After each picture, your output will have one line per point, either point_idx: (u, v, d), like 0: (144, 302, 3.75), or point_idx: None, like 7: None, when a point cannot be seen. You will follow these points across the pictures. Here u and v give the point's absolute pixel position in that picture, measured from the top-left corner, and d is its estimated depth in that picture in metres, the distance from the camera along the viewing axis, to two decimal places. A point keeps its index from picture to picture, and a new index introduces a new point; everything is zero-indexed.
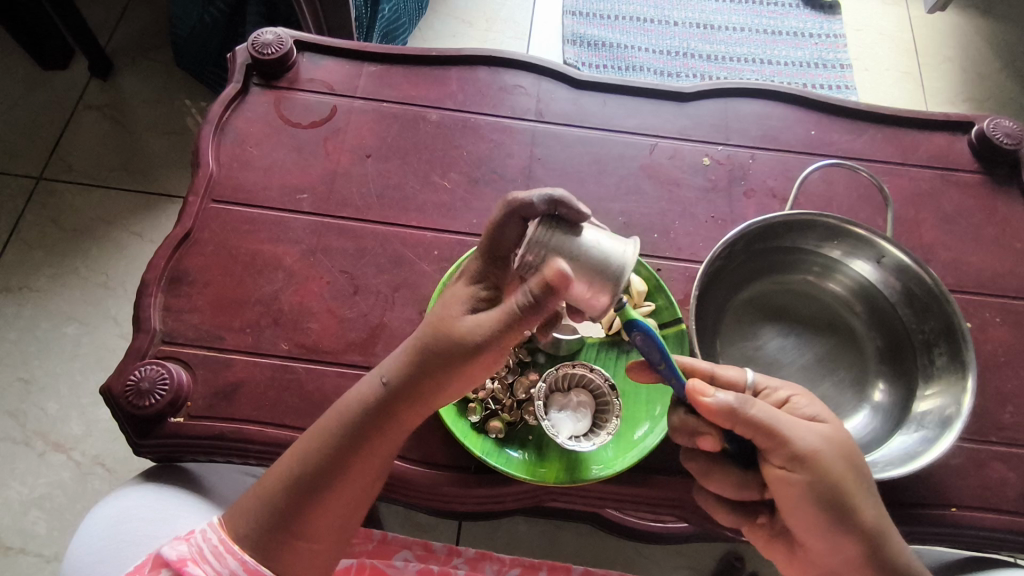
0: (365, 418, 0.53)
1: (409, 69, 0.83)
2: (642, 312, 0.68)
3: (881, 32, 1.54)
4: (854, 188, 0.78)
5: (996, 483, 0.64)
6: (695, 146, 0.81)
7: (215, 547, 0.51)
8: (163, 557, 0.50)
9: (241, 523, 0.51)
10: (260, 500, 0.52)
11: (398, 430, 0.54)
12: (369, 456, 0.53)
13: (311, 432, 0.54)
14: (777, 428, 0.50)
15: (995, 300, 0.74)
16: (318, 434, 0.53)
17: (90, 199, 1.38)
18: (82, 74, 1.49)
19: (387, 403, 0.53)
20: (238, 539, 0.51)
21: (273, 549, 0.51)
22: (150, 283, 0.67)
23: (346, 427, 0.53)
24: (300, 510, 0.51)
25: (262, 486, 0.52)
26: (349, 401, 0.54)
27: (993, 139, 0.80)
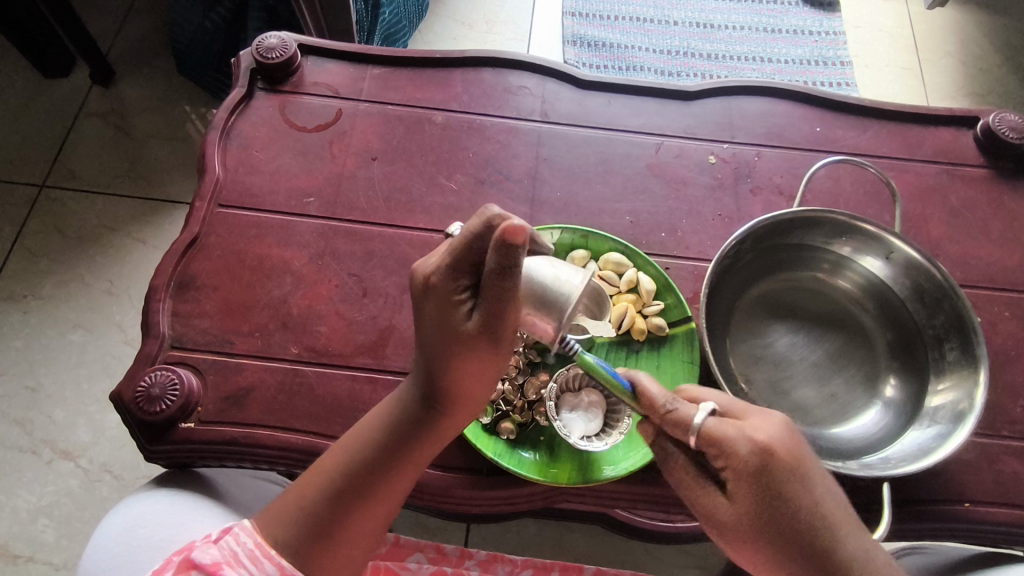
0: (412, 420, 0.54)
1: (414, 72, 0.83)
2: (650, 312, 0.68)
3: (881, 28, 1.54)
4: (861, 184, 0.78)
5: (1009, 478, 0.64)
6: (700, 144, 0.80)
7: (251, 552, 0.48)
8: (195, 561, 0.46)
9: (274, 524, 0.50)
10: (298, 503, 0.51)
11: (440, 434, 0.56)
12: (413, 458, 0.54)
13: (357, 435, 0.54)
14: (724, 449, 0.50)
15: (1004, 294, 0.73)
16: (367, 433, 0.54)
17: (94, 206, 1.38)
18: (84, 81, 1.49)
19: (431, 406, 0.54)
20: (271, 544, 0.49)
21: (309, 554, 0.50)
22: (158, 288, 0.67)
23: (396, 425, 0.54)
24: (343, 510, 0.51)
25: (301, 491, 0.51)
26: (401, 403, 0.55)
27: (999, 132, 0.80)
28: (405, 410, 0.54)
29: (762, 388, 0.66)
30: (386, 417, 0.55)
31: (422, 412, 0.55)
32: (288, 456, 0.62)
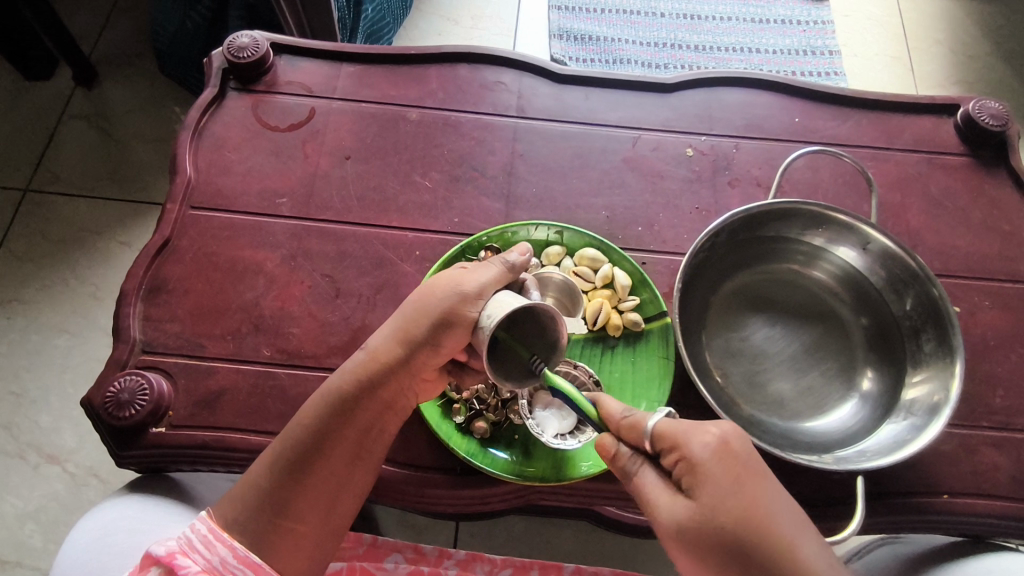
0: (349, 400, 0.54)
1: (388, 69, 0.82)
2: (626, 307, 0.68)
3: (869, 17, 1.53)
4: (840, 175, 0.77)
5: (988, 469, 0.64)
6: (678, 137, 0.80)
7: (204, 537, 0.50)
8: (152, 554, 0.49)
9: (232, 507, 0.52)
10: (247, 484, 0.52)
11: (381, 410, 0.55)
12: (355, 436, 0.54)
13: (301, 417, 0.54)
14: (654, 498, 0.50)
15: (984, 284, 0.73)
16: (307, 415, 0.54)
17: (78, 209, 1.38)
18: (68, 84, 1.48)
19: (374, 381, 0.55)
20: (227, 527, 0.51)
21: (259, 535, 0.51)
22: (129, 292, 0.67)
23: (334, 408, 0.54)
24: (287, 492, 0.52)
25: (253, 477, 0.52)
26: (341, 384, 0.55)
27: (980, 120, 0.79)
28: (344, 390, 0.54)
29: (738, 382, 0.65)
30: (323, 400, 0.54)
31: (363, 391, 0.54)
32: None
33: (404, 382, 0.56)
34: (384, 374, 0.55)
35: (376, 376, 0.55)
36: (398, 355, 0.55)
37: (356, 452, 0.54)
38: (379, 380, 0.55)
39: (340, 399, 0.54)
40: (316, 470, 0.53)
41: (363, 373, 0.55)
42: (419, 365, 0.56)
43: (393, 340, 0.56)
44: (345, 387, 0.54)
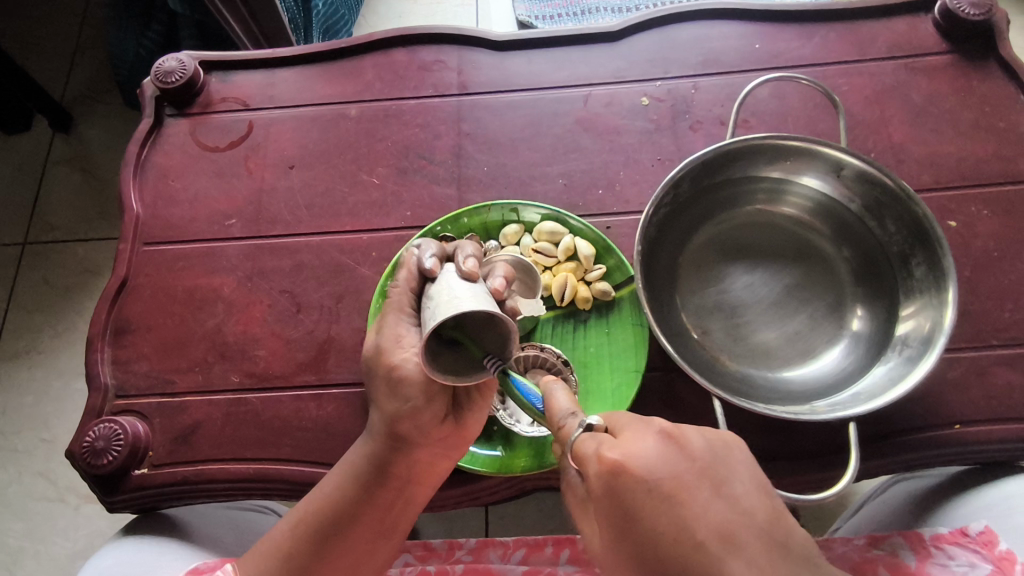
0: (366, 476, 0.54)
1: (322, 67, 0.79)
2: (592, 277, 0.64)
3: None
4: (810, 98, 0.71)
5: (1002, 390, 0.59)
6: (631, 87, 0.75)
7: None
8: None
9: (252, 563, 0.52)
10: (270, 554, 0.52)
11: (399, 483, 0.55)
12: (376, 511, 0.55)
13: (320, 489, 0.55)
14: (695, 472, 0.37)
15: (982, 190, 0.67)
16: (329, 493, 0.54)
17: (74, 254, 1.40)
18: (46, 131, 1.49)
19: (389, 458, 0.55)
20: None
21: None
22: (95, 339, 0.67)
23: (353, 486, 0.54)
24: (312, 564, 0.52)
25: (273, 548, 0.52)
26: (357, 460, 0.55)
27: (958, 12, 0.72)
28: (359, 465, 0.55)
29: (719, 339, 0.61)
30: (343, 475, 0.55)
31: (377, 466, 0.54)
32: (244, 487, 0.61)
33: (414, 451, 0.55)
34: (387, 448, 0.55)
35: (383, 450, 0.55)
36: (386, 427, 0.54)
37: (378, 526, 0.55)
38: (385, 455, 0.55)
39: (360, 474, 0.54)
40: (340, 546, 0.53)
41: (372, 449, 0.55)
42: (421, 430, 0.54)
43: (375, 410, 0.55)
44: (359, 462, 0.55)
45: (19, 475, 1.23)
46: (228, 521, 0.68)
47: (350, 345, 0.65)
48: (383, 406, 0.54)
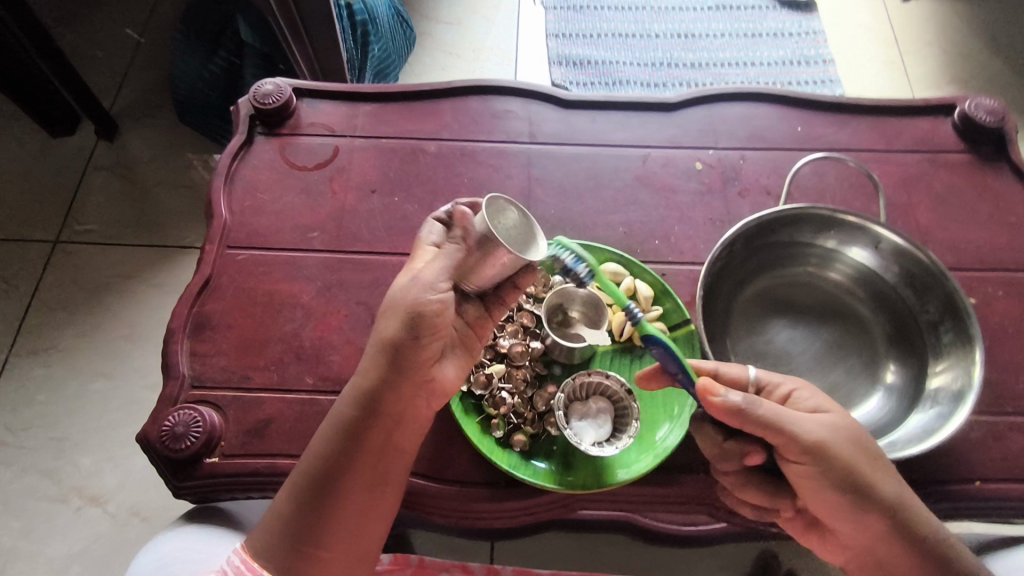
0: (354, 421, 0.55)
1: (403, 105, 0.86)
2: (651, 317, 0.70)
3: (858, 25, 1.57)
4: (846, 178, 0.80)
5: (1016, 454, 0.66)
6: (685, 152, 0.83)
7: (237, 568, 0.52)
8: None
9: (265, 538, 0.53)
10: (277, 515, 0.53)
11: (387, 424, 0.56)
12: (369, 457, 0.55)
13: (316, 442, 0.56)
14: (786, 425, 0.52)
15: (996, 274, 0.75)
16: (320, 444, 0.55)
17: (108, 258, 1.40)
18: (92, 138, 1.52)
19: (373, 400, 0.56)
20: (258, 557, 0.52)
21: (292, 563, 0.52)
22: (175, 330, 0.70)
23: (340, 433, 0.55)
24: (315, 518, 0.53)
25: (280, 509, 0.54)
26: (343, 410, 0.56)
27: (976, 118, 0.82)
28: (348, 413, 0.56)
29: None
30: (332, 426, 0.56)
31: (365, 410, 0.56)
32: None
33: (403, 390, 0.56)
34: (378, 388, 0.56)
35: (374, 389, 0.56)
36: (386, 365, 0.56)
37: (375, 473, 0.55)
38: (379, 390, 0.56)
39: (346, 422, 0.56)
40: (340, 496, 0.54)
41: (360, 393, 0.56)
42: (412, 368, 0.56)
43: (382, 347, 0.56)
44: (345, 411, 0.56)
45: (23, 472, 1.21)
46: None
47: None
48: (407, 344, 0.55)
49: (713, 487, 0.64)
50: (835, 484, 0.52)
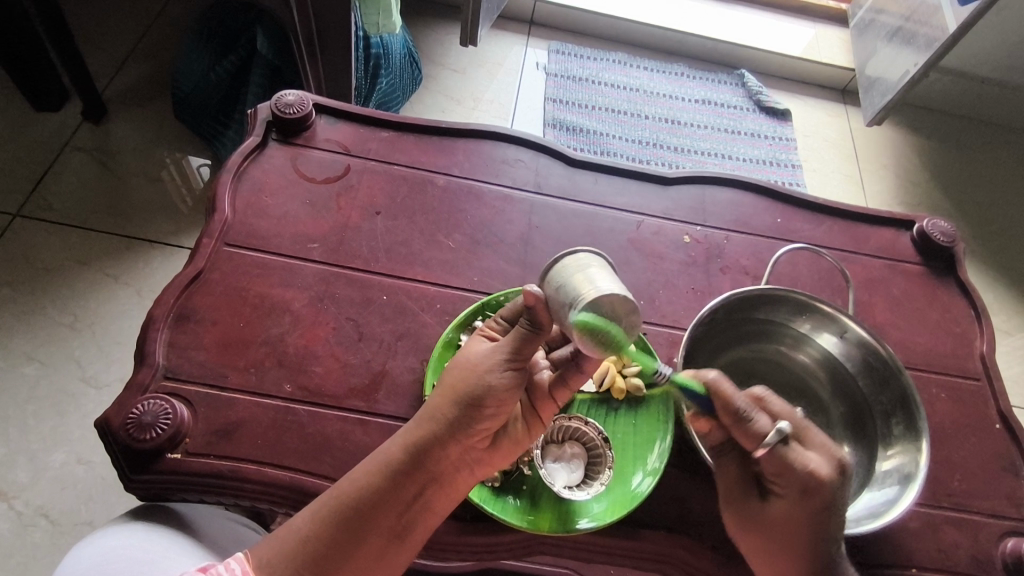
0: (398, 465, 0.57)
1: (418, 138, 0.89)
2: (630, 372, 0.72)
3: (825, 139, 1.72)
4: (817, 271, 0.87)
5: (949, 546, 0.71)
6: (676, 225, 0.89)
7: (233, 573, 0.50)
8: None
9: (267, 553, 0.52)
10: (290, 535, 0.54)
11: (429, 478, 0.57)
12: (401, 507, 0.56)
13: (353, 476, 0.56)
14: (785, 460, 0.56)
15: (940, 378, 0.82)
16: (357, 478, 0.56)
17: (63, 240, 1.27)
18: (74, 116, 1.41)
19: (423, 450, 0.57)
20: (260, 569, 0.52)
21: None
22: (157, 318, 0.69)
23: (381, 471, 0.56)
24: (330, 553, 0.53)
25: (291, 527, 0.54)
26: (387, 452, 0.57)
27: (931, 235, 0.91)
28: (394, 457, 0.57)
29: None
30: (372, 463, 0.57)
31: (411, 459, 0.57)
32: (274, 493, 0.63)
33: (455, 448, 0.58)
34: (432, 439, 0.58)
35: (428, 443, 0.58)
36: (447, 420, 0.58)
37: (401, 524, 0.56)
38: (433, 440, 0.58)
39: (390, 467, 0.56)
40: (362, 534, 0.54)
41: (412, 440, 0.58)
42: (471, 428, 0.59)
43: (441, 403, 0.59)
44: (392, 454, 0.57)
45: None
46: (227, 527, 0.66)
47: (403, 383, 0.70)
48: (463, 405, 0.59)
49: (676, 545, 0.65)
50: (785, 519, 0.57)
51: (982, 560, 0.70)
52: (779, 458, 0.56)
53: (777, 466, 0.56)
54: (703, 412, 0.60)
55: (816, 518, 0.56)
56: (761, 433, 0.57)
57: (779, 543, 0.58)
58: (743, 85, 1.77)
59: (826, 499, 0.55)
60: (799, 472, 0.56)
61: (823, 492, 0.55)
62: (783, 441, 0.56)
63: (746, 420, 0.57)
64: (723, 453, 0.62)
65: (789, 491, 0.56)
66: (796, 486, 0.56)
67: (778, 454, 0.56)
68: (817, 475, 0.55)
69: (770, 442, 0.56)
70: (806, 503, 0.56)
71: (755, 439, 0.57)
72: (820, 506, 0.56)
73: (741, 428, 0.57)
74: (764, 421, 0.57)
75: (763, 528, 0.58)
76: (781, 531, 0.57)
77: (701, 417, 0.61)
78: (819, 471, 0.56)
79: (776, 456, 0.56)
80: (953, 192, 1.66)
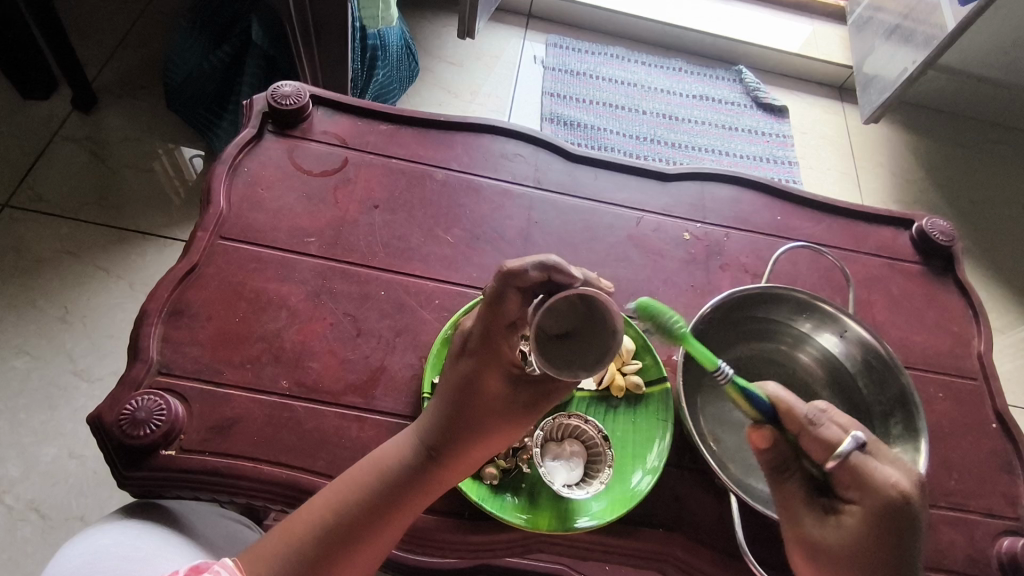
0: (418, 468, 0.57)
1: (417, 131, 0.88)
2: (629, 370, 0.72)
3: (823, 136, 1.72)
4: (817, 269, 0.86)
5: (946, 545, 0.71)
6: (676, 222, 0.88)
7: None
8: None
9: (269, 564, 0.51)
10: (294, 537, 0.53)
11: (444, 484, 0.58)
12: (412, 507, 0.57)
13: (357, 476, 0.56)
14: (863, 469, 0.54)
15: (938, 377, 0.82)
16: (371, 476, 0.56)
17: (55, 231, 1.25)
18: (65, 106, 1.38)
19: (438, 453, 0.57)
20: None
21: None
22: (151, 313, 0.68)
23: (401, 474, 0.56)
24: (339, 546, 0.53)
25: (293, 530, 0.53)
26: (395, 454, 0.57)
27: (931, 234, 0.91)
28: (402, 456, 0.57)
29: (729, 448, 0.70)
30: (379, 463, 0.56)
31: (421, 459, 0.57)
32: (270, 490, 0.62)
33: (472, 458, 0.59)
34: (459, 448, 0.57)
35: (453, 451, 0.57)
36: (465, 433, 0.58)
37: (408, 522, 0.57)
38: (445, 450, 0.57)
39: (400, 465, 0.56)
40: (374, 534, 0.54)
41: (423, 438, 0.58)
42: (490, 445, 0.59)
43: (458, 418, 0.58)
44: (399, 454, 0.57)
45: None
46: (221, 525, 0.66)
47: (400, 379, 0.69)
48: (485, 427, 0.58)
49: (673, 544, 0.65)
50: (866, 538, 0.52)
51: (978, 559, 0.71)
52: (854, 467, 0.54)
53: (852, 474, 0.54)
54: (766, 422, 0.58)
55: (897, 536, 0.52)
56: (832, 442, 0.55)
57: (853, 567, 0.53)
58: (741, 81, 1.77)
59: (910, 516, 0.52)
60: (880, 482, 0.53)
61: (908, 507, 0.52)
62: (858, 450, 0.55)
63: (815, 427, 0.56)
64: (789, 468, 0.58)
65: (870, 506, 0.53)
66: (875, 498, 0.53)
67: (854, 464, 0.54)
68: (900, 486, 0.53)
69: (846, 450, 0.54)
70: (891, 518, 0.52)
71: (828, 449, 0.55)
72: (903, 522, 0.52)
73: (814, 434, 0.56)
74: (835, 431, 0.55)
75: (840, 546, 0.53)
76: (862, 552, 0.53)
77: (761, 428, 0.58)
78: (899, 482, 0.53)
79: (854, 464, 0.54)
80: (948, 190, 1.66)
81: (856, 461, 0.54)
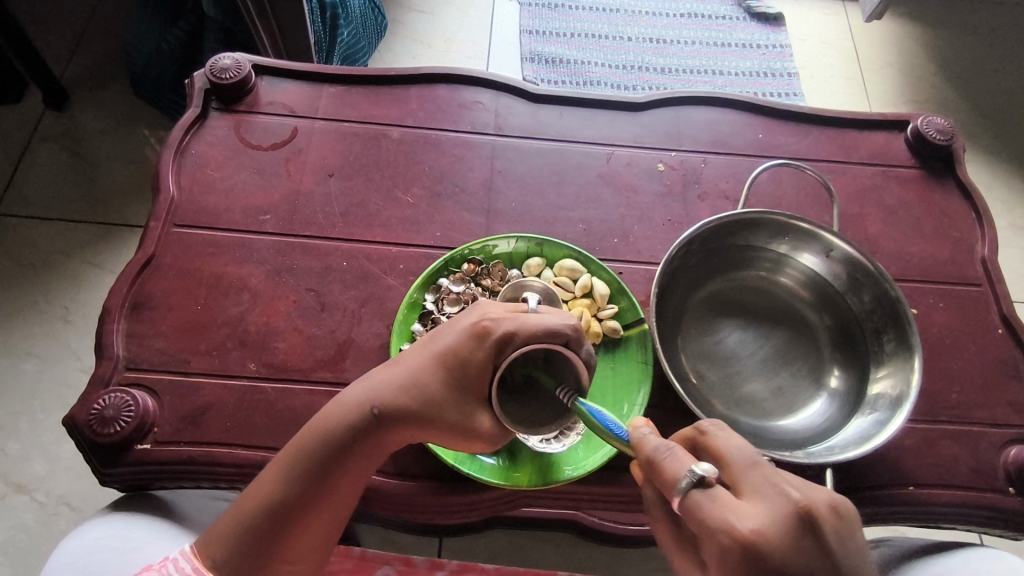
0: (358, 426, 0.54)
1: (368, 89, 0.84)
2: (604, 315, 0.69)
3: (823, 41, 1.61)
4: (803, 187, 0.81)
5: (949, 461, 0.68)
6: (649, 153, 0.83)
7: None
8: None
9: (224, 549, 0.52)
10: (243, 521, 0.53)
11: (382, 448, 0.56)
12: (356, 470, 0.55)
13: (299, 450, 0.54)
14: (703, 509, 0.42)
15: (939, 287, 0.77)
16: (307, 450, 0.54)
17: (43, 234, 1.26)
18: (35, 106, 1.36)
19: (396, 417, 0.55)
20: (214, 565, 0.52)
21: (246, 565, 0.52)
22: (112, 309, 0.67)
23: (342, 432, 0.54)
24: (284, 525, 0.53)
25: (245, 513, 0.53)
26: (345, 413, 0.55)
27: (926, 135, 0.84)
28: (352, 415, 0.55)
29: (713, 384, 0.68)
30: (328, 425, 0.54)
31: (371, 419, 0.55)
32: (247, 473, 0.62)
33: (424, 428, 0.55)
34: (401, 403, 0.55)
35: (397, 409, 0.55)
36: (423, 398, 0.55)
37: (354, 483, 0.55)
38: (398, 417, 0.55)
39: (353, 424, 0.54)
40: (317, 505, 0.54)
41: (379, 394, 0.55)
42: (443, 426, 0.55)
43: (426, 382, 0.55)
44: (349, 412, 0.55)
45: None
46: (212, 508, 0.67)
47: (368, 350, 0.68)
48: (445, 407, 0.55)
49: None
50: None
51: (984, 470, 0.68)
52: (691, 508, 0.42)
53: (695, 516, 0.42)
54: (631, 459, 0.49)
55: None
56: (673, 477, 0.44)
57: None
58: None
59: (766, 572, 0.39)
60: (721, 521, 0.41)
61: (763, 553, 0.39)
62: (702, 487, 0.43)
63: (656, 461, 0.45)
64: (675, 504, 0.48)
65: (724, 554, 0.40)
66: (718, 546, 0.40)
67: (693, 504, 0.42)
68: (750, 525, 0.40)
69: (680, 488, 0.43)
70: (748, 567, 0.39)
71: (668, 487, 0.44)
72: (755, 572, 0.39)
73: (656, 472, 0.45)
74: (678, 462, 0.44)
75: None
76: None
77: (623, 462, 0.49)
78: (756, 528, 0.40)
79: (691, 505, 0.42)
80: (962, 84, 1.55)
81: (699, 498, 0.42)
